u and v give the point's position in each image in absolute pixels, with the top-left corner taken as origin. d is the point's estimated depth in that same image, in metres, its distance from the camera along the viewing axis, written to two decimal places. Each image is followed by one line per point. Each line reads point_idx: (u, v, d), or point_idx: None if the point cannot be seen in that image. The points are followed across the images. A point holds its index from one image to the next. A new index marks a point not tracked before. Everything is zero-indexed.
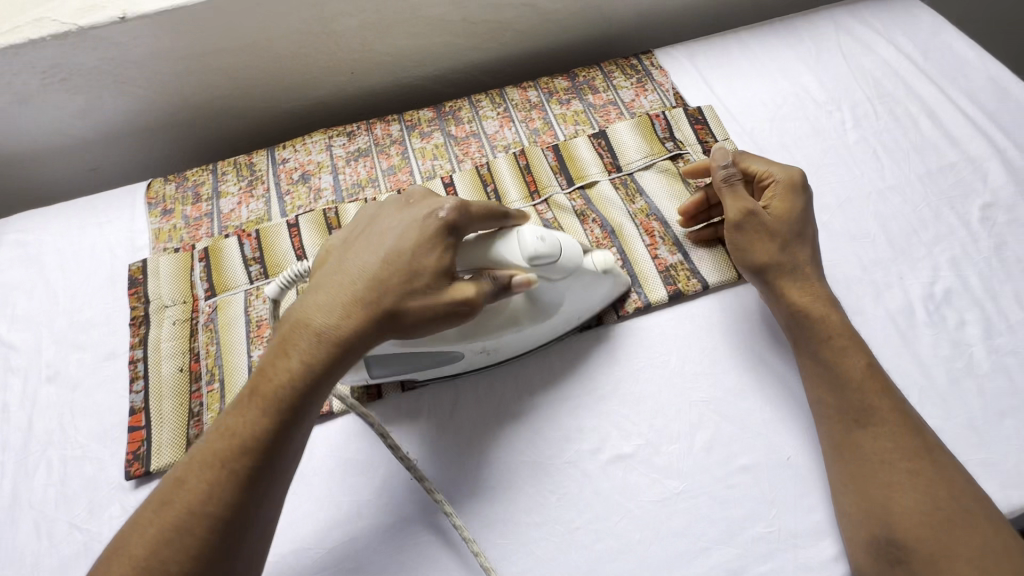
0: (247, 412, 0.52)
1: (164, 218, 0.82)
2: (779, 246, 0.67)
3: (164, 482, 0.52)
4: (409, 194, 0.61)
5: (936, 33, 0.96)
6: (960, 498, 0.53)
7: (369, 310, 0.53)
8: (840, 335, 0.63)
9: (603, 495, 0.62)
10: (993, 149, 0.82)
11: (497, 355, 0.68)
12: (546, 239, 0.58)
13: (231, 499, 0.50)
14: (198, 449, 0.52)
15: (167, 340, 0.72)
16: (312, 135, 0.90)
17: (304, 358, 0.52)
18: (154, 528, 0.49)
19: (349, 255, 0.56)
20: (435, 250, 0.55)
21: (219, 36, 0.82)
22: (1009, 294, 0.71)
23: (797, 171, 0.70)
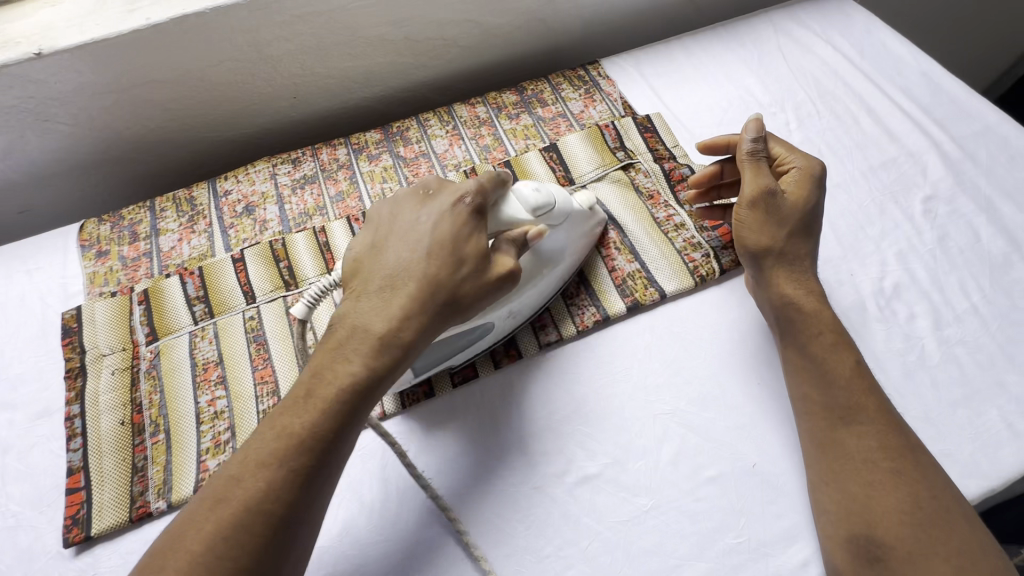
0: (305, 410, 0.53)
1: (99, 260, 0.78)
2: (783, 233, 0.65)
3: (214, 481, 0.51)
4: (425, 184, 0.63)
5: (869, 32, 0.99)
6: (940, 496, 0.53)
7: (427, 305, 0.55)
8: (829, 330, 0.63)
9: (572, 519, 0.60)
10: (930, 143, 0.85)
11: (522, 314, 0.69)
12: (541, 190, 0.62)
13: (290, 496, 0.50)
14: (252, 447, 0.51)
15: (106, 392, 0.68)
16: (255, 164, 0.87)
17: (366, 360, 0.54)
18: (209, 525, 0.48)
19: (390, 255, 0.58)
20: (470, 235, 0.58)
21: (145, 66, 0.78)
22: (954, 284, 0.73)
23: (817, 164, 0.67)
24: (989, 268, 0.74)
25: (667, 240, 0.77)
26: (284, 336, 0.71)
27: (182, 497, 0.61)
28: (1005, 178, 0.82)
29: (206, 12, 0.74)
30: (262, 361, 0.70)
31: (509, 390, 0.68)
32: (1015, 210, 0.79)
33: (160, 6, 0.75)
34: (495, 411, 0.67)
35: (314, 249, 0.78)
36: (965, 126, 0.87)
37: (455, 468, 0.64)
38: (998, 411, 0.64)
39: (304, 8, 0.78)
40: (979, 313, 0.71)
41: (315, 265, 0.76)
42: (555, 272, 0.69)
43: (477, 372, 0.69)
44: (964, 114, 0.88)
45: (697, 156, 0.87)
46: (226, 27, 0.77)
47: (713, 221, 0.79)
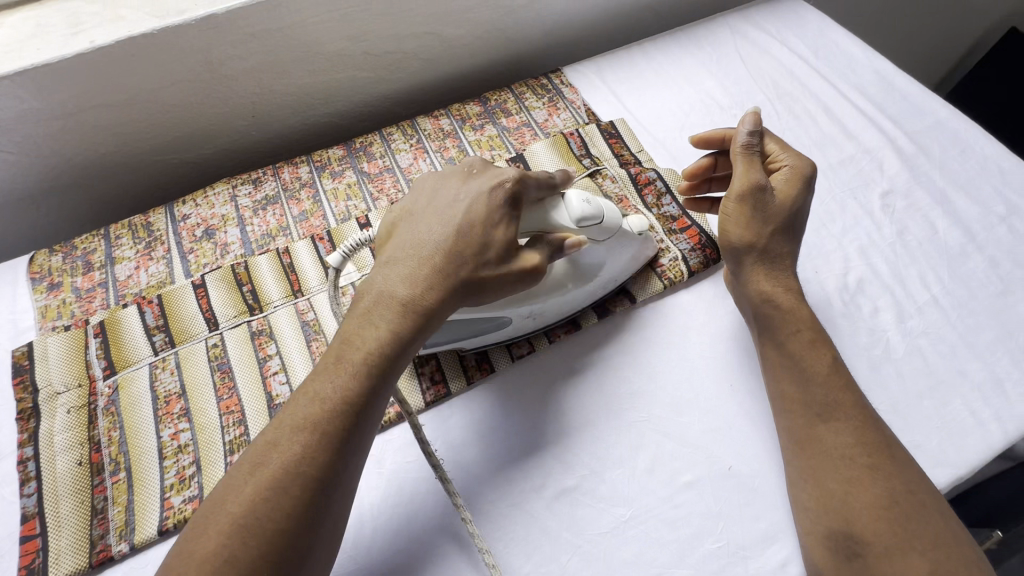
0: (335, 375, 0.52)
1: (51, 293, 0.75)
2: (769, 229, 0.64)
3: (249, 449, 0.50)
4: (468, 164, 0.62)
5: (822, 32, 1.01)
6: (915, 491, 0.53)
7: (451, 281, 0.55)
8: (807, 328, 0.63)
9: (551, 534, 0.60)
10: (885, 139, 0.87)
11: (546, 321, 0.69)
12: (591, 202, 0.61)
13: (326, 460, 0.49)
14: (285, 414, 0.51)
15: (61, 432, 0.65)
16: (214, 186, 0.85)
17: (394, 325, 0.54)
18: (248, 489, 0.47)
19: (421, 227, 0.58)
20: (503, 222, 0.57)
21: (92, 89, 0.75)
22: (914, 277, 0.75)
23: (808, 164, 0.66)
24: (947, 259, 0.76)
25: None
26: (250, 363, 0.69)
27: (146, 538, 0.59)
28: (958, 171, 0.84)
29: (153, 33, 0.72)
30: (227, 391, 0.67)
31: (483, 404, 0.67)
32: (968, 201, 0.81)
33: (104, 28, 0.72)
34: (472, 428, 0.66)
35: (277, 271, 0.76)
36: (918, 122, 0.89)
37: (431, 489, 0.62)
38: (962, 400, 0.65)
39: (258, 25, 0.77)
40: (939, 305, 0.72)
41: (279, 287, 0.74)
42: (586, 288, 0.68)
43: (449, 389, 0.67)
44: (915, 110, 0.91)
45: (662, 160, 0.87)
46: (176, 47, 0.75)
47: (681, 224, 0.79)
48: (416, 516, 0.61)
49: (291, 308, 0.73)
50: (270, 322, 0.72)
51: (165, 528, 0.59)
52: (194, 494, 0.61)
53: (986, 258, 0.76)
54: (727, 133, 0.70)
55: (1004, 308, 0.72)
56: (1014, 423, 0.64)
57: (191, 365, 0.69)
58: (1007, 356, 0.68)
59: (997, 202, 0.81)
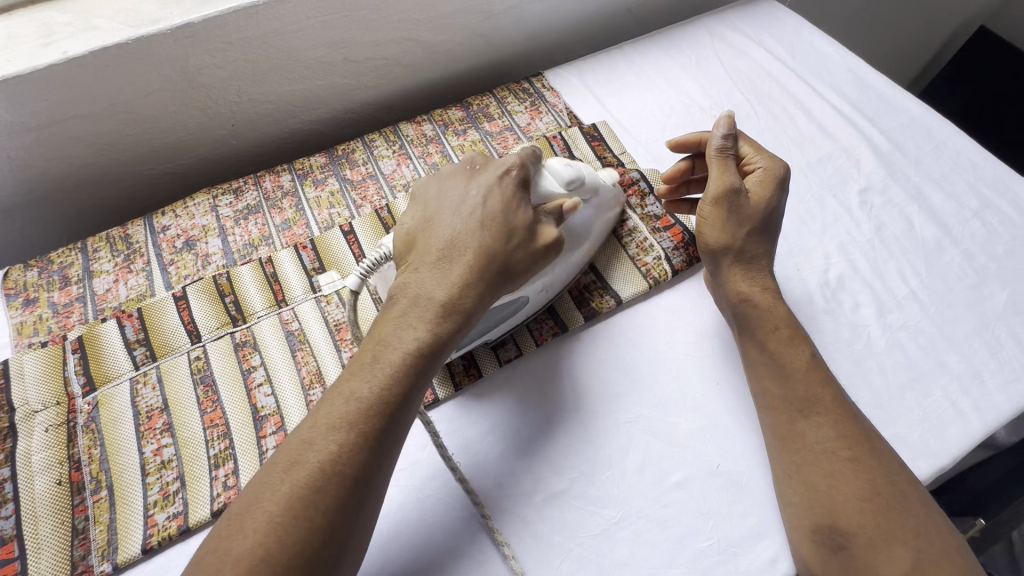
0: (372, 375, 0.51)
1: (26, 309, 0.73)
2: (745, 231, 0.65)
3: (283, 446, 0.49)
4: (470, 160, 0.62)
5: (799, 33, 1.03)
6: (896, 481, 0.54)
7: (487, 276, 0.55)
8: (784, 326, 0.64)
9: (543, 538, 0.59)
10: (861, 137, 0.89)
11: (553, 288, 0.71)
12: (570, 165, 0.64)
13: (364, 461, 0.48)
14: (322, 412, 0.50)
15: (39, 451, 0.63)
16: (193, 197, 0.84)
17: (431, 326, 0.54)
18: (285, 487, 0.46)
19: (442, 227, 0.58)
20: (518, 206, 0.58)
21: (65, 101, 0.73)
22: (893, 271, 0.76)
23: (781, 166, 0.68)
24: (924, 253, 0.77)
25: (621, 247, 0.77)
26: (233, 374, 0.68)
27: (130, 557, 0.58)
28: (932, 167, 0.86)
29: (127, 43, 0.71)
30: (210, 405, 0.66)
31: (473, 409, 0.67)
32: (942, 196, 0.83)
33: (77, 38, 0.70)
34: (462, 433, 0.65)
35: (261, 281, 0.75)
36: (892, 120, 0.91)
37: (420, 497, 0.62)
38: (942, 391, 0.67)
39: (235, 34, 0.76)
40: (918, 299, 0.74)
41: (263, 297, 0.74)
42: (580, 250, 0.70)
43: (437, 396, 0.67)
44: (890, 107, 0.93)
45: (645, 162, 0.88)
46: (152, 56, 0.74)
47: (665, 223, 0.80)
48: (405, 525, 0.60)
49: (275, 318, 0.72)
50: (254, 332, 0.71)
51: (150, 546, 0.58)
52: (179, 510, 0.60)
53: (961, 252, 0.78)
54: (702, 136, 0.71)
55: (979, 300, 0.73)
56: (992, 413, 0.65)
57: (173, 379, 0.68)
58: (984, 347, 0.70)
59: (970, 196, 0.83)
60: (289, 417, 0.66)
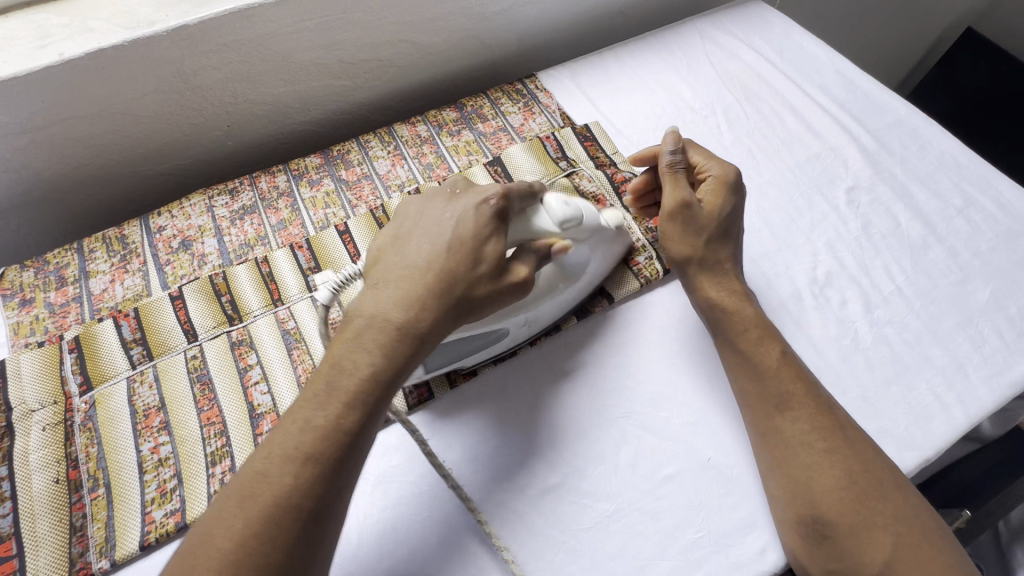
0: (328, 403, 0.50)
1: (23, 309, 0.73)
2: (703, 241, 0.68)
3: (235, 477, 0.48)
4: (451, 186, 0.63)
5: (788, 34, 1.05)
6: (872, 468, 0.56)
7: (447, 299, 0.55)
8: (754, 326, 0.65)
9: (537, 531, 0.60)
10: (849, 137, 0.90)
11: (537, 325, 0.70)
12: (569, 204, 0.63)
13: (320, 491, 0.47)
14: (275, 442, 0.49)
15: (36, 450, 0.63)
16: (189, 197, 0.84)
17: (387, 348, 0.52)
18: (239, 522, 0.45)
19: (411, 246, 0.57)
20: (492, 235, 0.57)
21: (61, 102, 0.74)
22: (880, 268, 0.77)
23: (733, 171, 0.70)
24: (909, 250, 0.79)
25: None
26: (230, 372, 0.69)
27: (128, 554, 0.58)
28: (918, 166, 0.88)
29: (124, 44, 0.71)
30: (207, 403, 0.67)
31: (465, 405, 0.68)
32: (928, 194, 0.85)
33: (73, 41, 0.71)
34: (456, 429, 0.66)
35: (257, 281, 0.75)
36: (879, 119, 0.93)
37: (416, 492, 0.62)
38: (926, 385, 0.68)
39: (229, 35, 0.77)
40: (904, 295, 0.75)
41: (259, 296, 0.74)
42: (573, 289, 0.70)
43: (433, 394, 0.68)
44: (877, 108, 0.94)
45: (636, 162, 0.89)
46: (148, 58, 0.74)
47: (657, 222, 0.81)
48: (401, 519, 0.61)
49: (271, 317, 0.73)
50: (251, 331, 0.72)
51: (147, 542, 0.59)
52: (176, 506, 0.61)
53: (945, 249, 0.79)
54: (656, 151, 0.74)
55: (963, 296, 0.75)
56: (976, 406, 0.67)
57: (172, 378, 0.68)
58: (967, 342, 0.71)
59: (954, 194, 0.85)
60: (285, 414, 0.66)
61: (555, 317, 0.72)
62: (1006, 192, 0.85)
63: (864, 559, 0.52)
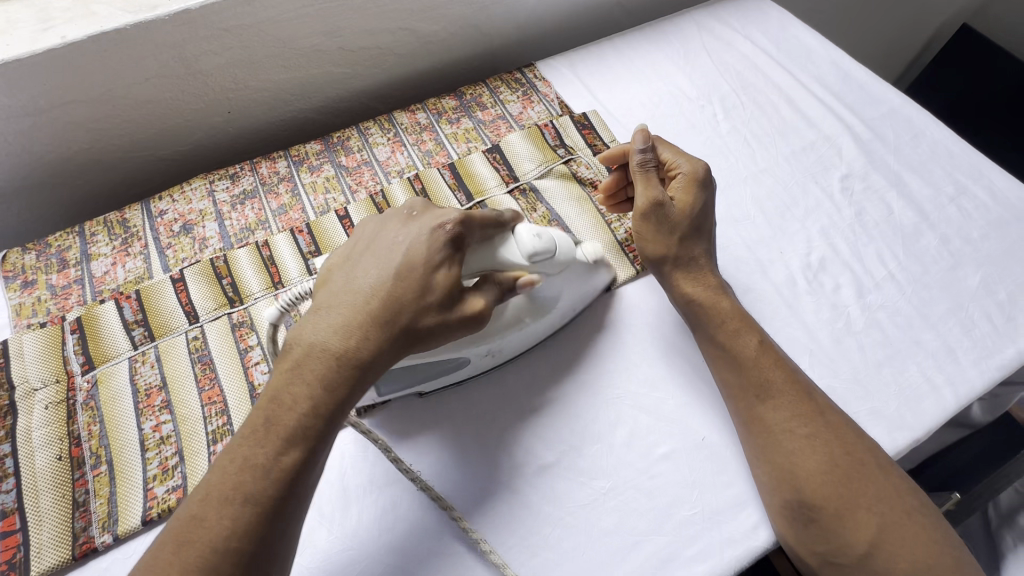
0: (266, 440, 0.50)
1: (25, 291, 0.74)
2: (676, 239, 0.68)
3: (174, 520, 0.49)
4: (410, 206, 0.61)
5: (784, 26, 1.06)
6: (853, 451, 0.57)
7: (391, 329, 0.54)
8: (733, 318, 0.66)
9: (533, 508, 0.61)
10: (843, 127, 0.91)
11: (504, 355, 0.68)
12: (542, 236, 0.59)
13: (259, 533, 0.48)
14: (212, 483, 0.49)
15: (40, 427, 0.64)
16: (191, 182, 0.85)
17: (326, 382, 0.52)
18: (174, 570, 0.46)
19: (359, 269, 0.57)
20: (444, 265, 0.56)
21: (64, 85, 0.74)
22: (873, 254, 0.79)
23: (701, 166, 0.71)
24: (901, 237, 0.80)
25: (610, 232, 0.80)
26: (230, 353, 0.69)
27: (130, 529, 0.59)
28: (911, 156, 0.89)
29: (127, 27, 0.72)
30: (208, 383, 0.67)
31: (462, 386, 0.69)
32: (920, 183, 0.86)
33: (75, 24, 0.72)
34: (453, 411, 0.67)
35: (258, 263, 0.76)
36: (873, 110, 0.94)
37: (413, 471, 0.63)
38: (917, 368, 0.69)
39: (231, 21, 0.77)
40: (896, 280, 0.76)
41: (260, 279, 0.75)
42: (542, 320, 0.67)
43: None
44: (871, 99, 0.95)
45: None
46: (150, 42, 0.75)
47: None
48: (400, 496, 0.62)
49: (272, 299, 0.74)
50: (251, 313, 0.72)
51: (149, 518, 0.60)
52: (178, 483, 0.62)
53: (938, 236, 0.80)
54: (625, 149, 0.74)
55: (954, 281, 0.76)
56: (966, 388, 0.68)
57: (172, 359, 0.69)
58: (958, 326, 0.73)
59: (947, 183, 0.86)
60: None
61: (525, 346, 0.70)
62: (997, 181, 0.86)
63: (851, 540, 0.53)
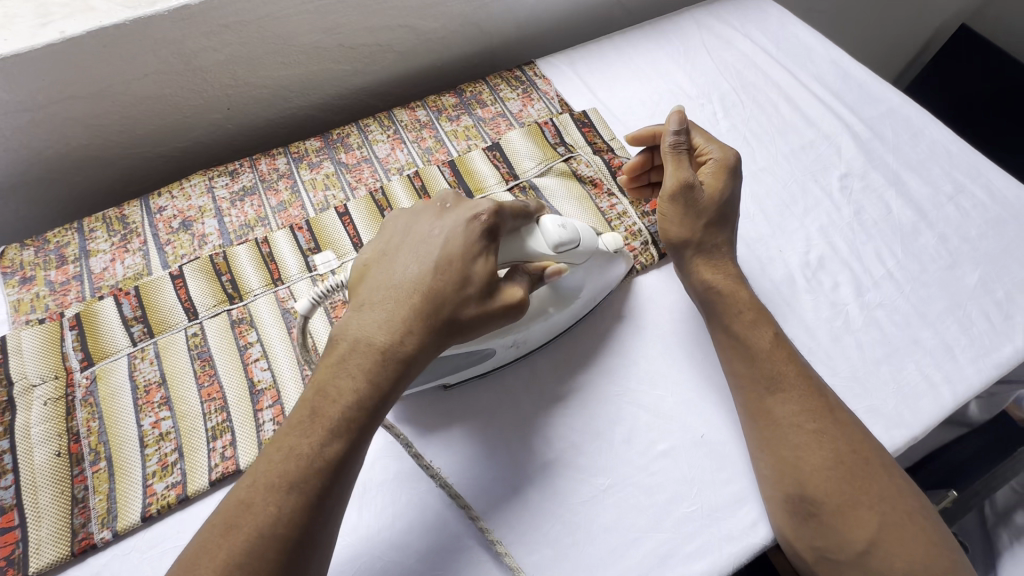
0: (311, 431, 0.50)
1: (23, 287, 0.74)
2: (703, 224, 0.69)
3: (223, 505, 0.50)
4: (442, 198, 0.61)
5: (784, 25, 1.06)
6: (859, 449, 0.57)
7: (433, 323, 0.53)
8: (748, 310, 0.66)
9: (532, 505, 0.61)
10: (842, 126, 0.92)
11: (527, 347, 0.69)
12: (567, 226, 0.61)
13: (303, 521, 0.48)
14: (259, 470, 0.50)
15: (38, 424, 0.64)
16: (190, 178, 0.85)
17: (369, 376, 0.52)
18: (223, 553, 0.46)
19: (397, 264, 0.56)
20: (481, 256, 0.55)
21: (62, 81, 0.74)
22: (871, 253, 0.79)
23: (732, 155, 0.70)
24: (900, 236, 0.80)
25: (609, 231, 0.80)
26: (230, 350, 0.69)
27: (129, 525, 0.59)
28: (910, 155, 0.89)
29: (126, 23, 0.72)
30: (207, 380, 0.67)
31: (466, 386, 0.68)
32: (919, 182, 0.86)
33: (74, 19, 0.71)
34: (453, 407, 0.67)
35: (257, 260, 0.76)
36: (873, 109, 0.94)
37: (412, 468, 0.63)
38: (915, 366, 0.70)
39: (231, 17, 0.77)
40: (894, 279, 0.77)
41: (259, 276, 0.75)
42: (566, 311, 0.69)
43: None
44: (870, 98, 0.96)
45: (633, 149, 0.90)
46: (149, 38, 0.75)
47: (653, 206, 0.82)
48: (400, 493, 0.62)
49: (272, 296, 0.74)
50: (251, 310, 0.72)
51: (149, 513, 0.60)
52: (177, 479, 0.62)
53: (936, 235, 0.81)
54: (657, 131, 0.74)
55: (952, 280, 0.77)
56: (963, 386, 0.68)
57: (171, 355, 0.69)
58: (956, 324, 0.73)
59: (946, 182, 0.86)
60: (285, 392, 0.67)
61: (547, 338, 0.70)
62: (995, 180, 0.86)
63: (850, 537, 0.54)
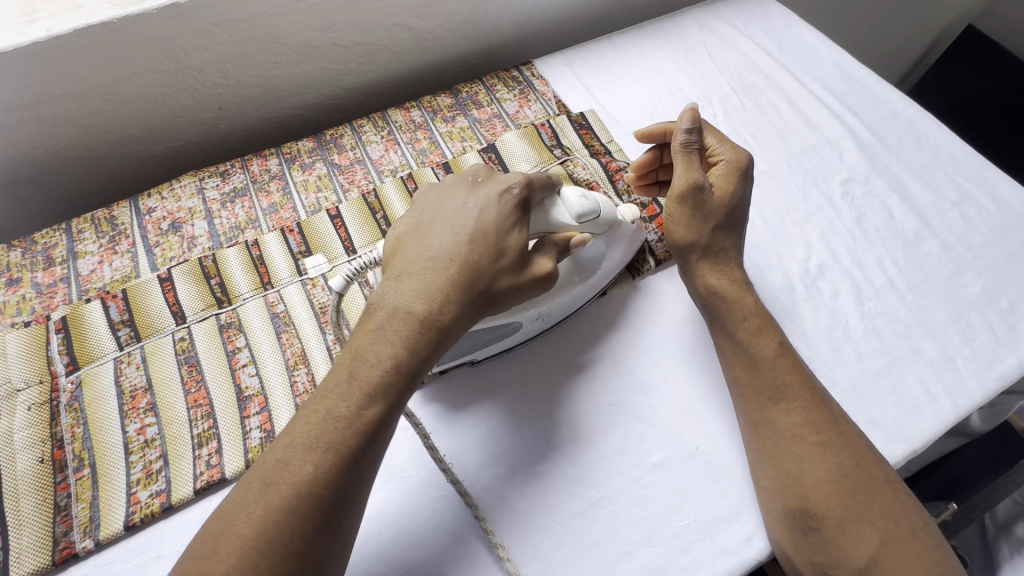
0: (350, 393, 0.50)
1: (9, 289, 0.73)
2: (710, 227, 0.66)
3: (258, 464, 0.49)
4: (474, 172, 0.62)
5: (787, 26, 1.04)
6: (863, 463, 0.56)
7: (470, 294, 0.55)
8: (752, 317, 0.65)
9: (523, 518, 0.60)
10: (845, 129, 0.90)
11: (553, 318, 0.70)
12: (588, 197, 0.62)
13: (341, 482, 0.48)
14: (297, 430, 0.49)
15: (21, 430, 0.63)
16: (180, 179, 0.84)
17: (409, 341, 0.53)
18: (260, 509, 0.45)
19: (432, 235, 0.57)
20: (514, 229, 0.57)
21: (49, 81, 0.73)
22: (872, 260, 0.77)
23: (744, 157, 0.68)
24: (902, 243, 0.79)
25: None
26: (218, 355, 0.68)
27: (112, 533, 0.58)
28: (913, 160, 0.87)
29: (113, 21, 0.70)
30: (195, 386, 0.66)
31: (459, 392, 0.67)
32: (922, 187, 0.84)
33: (61, 17, 0.70)
34: (443, 417, 0.66)
35: (247, 263, 0.75)
36: (876, 112, 0.93)
37: (402, 477, 0.62)
38: (916, 377, 0.68)
39: (223, 15, 0.76)
40: (896, 287, 0.75)
41: (249, 279, 0.74)
42: (590, 281, 0.69)
43: (421, 378, 0.68)
44: (874, 101, 0.94)
45: (631, 151, 0.89)
46: (138, 36, 0.73)
47: (651, 212, 0.80)
48: (388, 504, 0.61)
49: (261, 300, 0.72)
50: (240, 314, 0.71)
51: (132, 522, 0.59)
52: (162, 487, 0.60)
53: (939, 242, 0.79)
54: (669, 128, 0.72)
55: (955, 289, 0.75)
56: (965, 398, 0.67)
57: (158, 360, 0.68)
58: (958, 334, 0.71)
59: (950, 188, 0.84)
60: (273, 398, 0.66)
61: (572, 309, 0.71)
62: (1000, 187, 0.84)
63: (850, 553, 0.53)
